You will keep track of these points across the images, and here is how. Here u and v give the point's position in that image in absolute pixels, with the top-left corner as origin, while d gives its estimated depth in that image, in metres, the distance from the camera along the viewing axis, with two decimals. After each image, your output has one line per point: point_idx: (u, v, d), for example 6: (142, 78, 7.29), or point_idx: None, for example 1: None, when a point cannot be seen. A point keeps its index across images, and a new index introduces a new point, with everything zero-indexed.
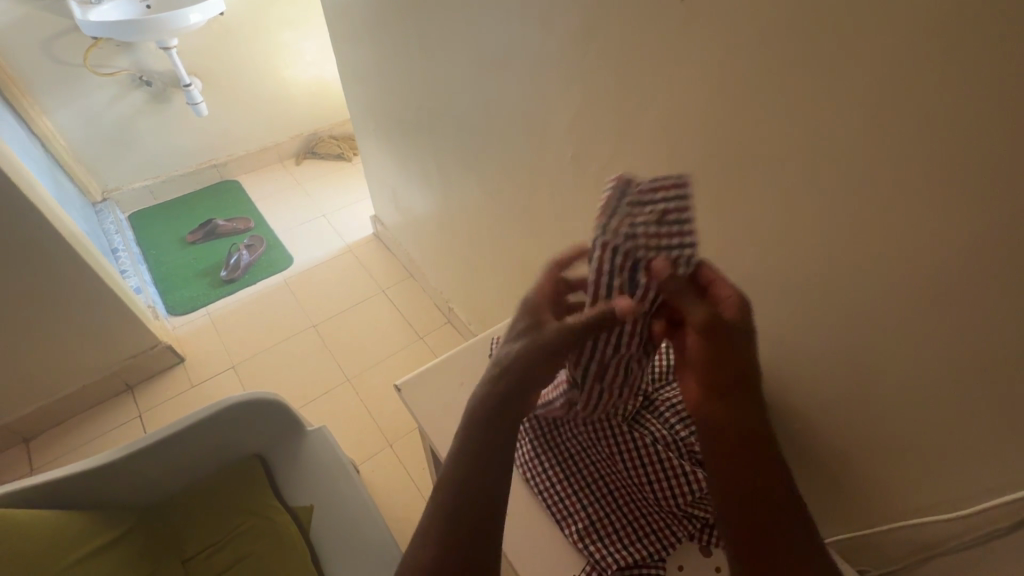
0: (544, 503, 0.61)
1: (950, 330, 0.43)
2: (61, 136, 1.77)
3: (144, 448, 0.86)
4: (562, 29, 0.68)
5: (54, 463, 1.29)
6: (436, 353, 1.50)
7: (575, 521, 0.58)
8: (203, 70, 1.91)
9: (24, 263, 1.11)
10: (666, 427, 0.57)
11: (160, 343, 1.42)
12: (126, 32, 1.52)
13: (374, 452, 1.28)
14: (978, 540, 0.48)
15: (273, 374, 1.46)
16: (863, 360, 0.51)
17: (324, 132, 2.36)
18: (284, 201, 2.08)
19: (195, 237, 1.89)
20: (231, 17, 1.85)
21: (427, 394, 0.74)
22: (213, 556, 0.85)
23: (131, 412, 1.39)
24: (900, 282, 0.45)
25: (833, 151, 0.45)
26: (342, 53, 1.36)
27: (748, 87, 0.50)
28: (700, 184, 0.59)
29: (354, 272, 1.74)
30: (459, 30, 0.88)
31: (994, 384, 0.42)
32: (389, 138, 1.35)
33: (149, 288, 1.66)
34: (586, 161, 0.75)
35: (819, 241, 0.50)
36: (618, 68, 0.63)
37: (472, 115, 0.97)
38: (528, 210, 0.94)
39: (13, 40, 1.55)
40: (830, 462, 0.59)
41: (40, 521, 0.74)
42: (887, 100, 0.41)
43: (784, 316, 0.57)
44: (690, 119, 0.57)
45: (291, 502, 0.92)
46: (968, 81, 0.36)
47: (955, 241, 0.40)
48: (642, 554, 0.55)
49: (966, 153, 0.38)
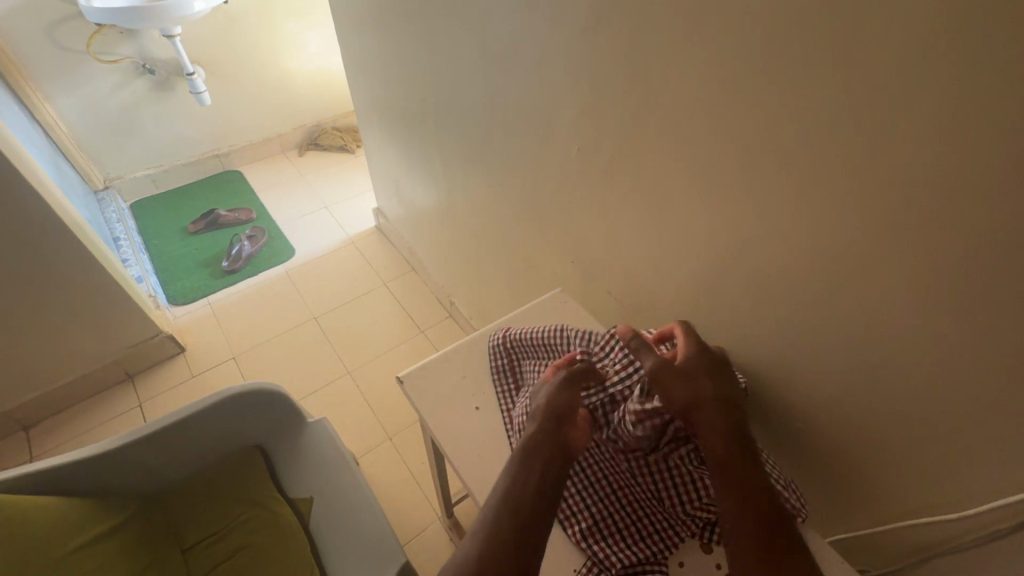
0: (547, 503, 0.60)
1: (955, 331, 0.43)
2: (64, 124, 1.76)
3: (143, 437, 0.85)
4: (568, 21, 0.67)
5: (54, 451, 1.29)
6: (437, 347, 1.49)
7: (579, 520, 0.57)
8: (207, 59, 1.90)
9: (24, 250, 1.10)
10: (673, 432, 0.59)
11: (161, 333, 1.42)
12: (131, 20, 1.51)
13: (374, 444, 1.28)
14: (976, 542, 0.48)
15: (273, 365, 1.45)
16: (869, 358, 0.50)
17: (327, 123, 2.36)
18: (286, 193, 2.07)
19: (197, 227, 1.88)
20: (236, 6, 1.84)
21: (428, 387, 0.73)
22: (212, 546, 0.84)
23: (131, 401, 1.39)
24: (905, 282, 0.44)
25: (841, 145, 0.44)
26: (346, 44, 1.35)
27: (754, 82, 0.49)
28: (705, 180, 0.58)
29: (355, 265, 1.74)
30: (464, 20, 0.87)
31: (1001, 385, 0.41)
32: (393, 130, 1.34)
33: (150, 277, 1.66)
34: (591, 154, 0.74)
35: (827, 236, 0.49)
36: (625, 58, 0.62)
37: (476, 107, 0.96)
38: (531, 204, 0.94)
39: (16, 26, 1.54)
40: (833, 461, 0.58)
41: (39, 507, 0.74)
42: (894, 97, 0.40)
43: (788, 315, 0.56)
44: (696, 113, 0.56)
45: (290, 494, 0.92)
46: (984, 74, 0.35)
47: (964, 238, 0.40)
48: (646, 552, 0.55)
49: (975, 150, 0.37)
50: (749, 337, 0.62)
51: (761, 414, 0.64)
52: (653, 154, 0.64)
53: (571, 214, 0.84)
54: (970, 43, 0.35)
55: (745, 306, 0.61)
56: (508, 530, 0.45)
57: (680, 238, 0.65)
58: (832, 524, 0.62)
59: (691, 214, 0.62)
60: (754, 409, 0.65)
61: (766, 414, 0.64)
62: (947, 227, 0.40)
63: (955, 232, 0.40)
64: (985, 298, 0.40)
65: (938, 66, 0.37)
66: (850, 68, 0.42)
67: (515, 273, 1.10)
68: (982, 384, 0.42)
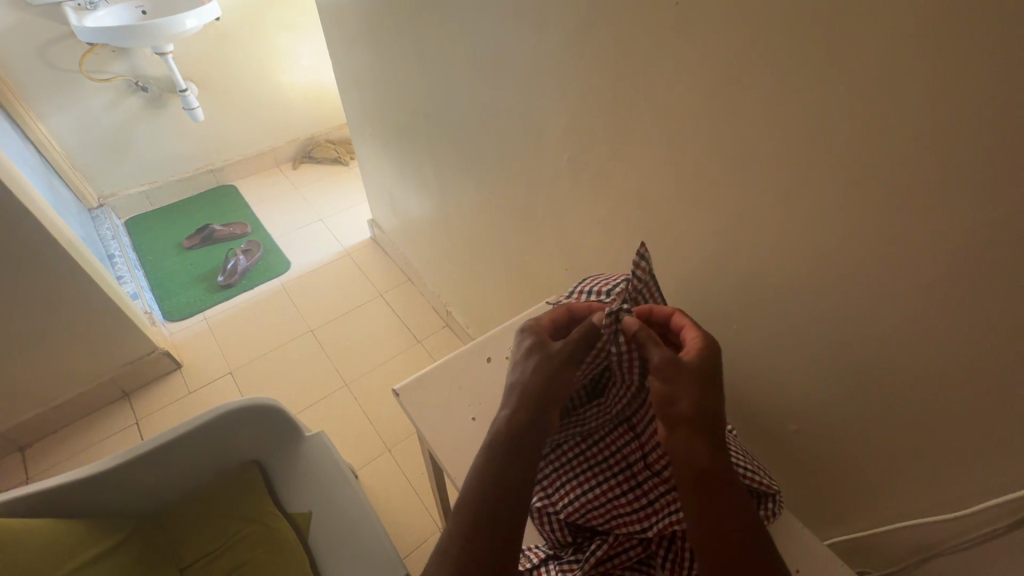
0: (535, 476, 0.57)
1: (945, 335, 0.44)
2: (57, 143, 1.76)
3: (140, 454, 0.85)
4: (555, 33, 0.68)
5: (51, 471, 1.28)
6: (434, 357, 1.49)
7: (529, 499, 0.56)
8: (199, 75, 1.90)
9: (17, 270, 1.10)
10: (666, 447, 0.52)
11: (158, 349, 1.42)
12: (123, 38, 1.52)
13: (373, 456, 1.27)
14: (973, 541, 0.49)
15: (270, 380, 1.45)
16: (864, 361, 0.50)
17: (321, 136, 2.37)
18: (281, 207, 2.07)
19: (192, 241, 1.89)
20: (228, 23, 1.85)
21: (424, 399, 0.73)
22: (210, 564, 0.84)
23: (127, 419, 1.38)
24: (892, 288, 0.45)
25: (825, 151, 0.45)
26: (339, 60, 1.36)
27: (738, 94, 0.50)
28: (692, 190, 0.59)
29: (351, 276, 1.74)
30: (452, 33, 0.88)
31: (993, 383, 0.42)
32: (386, 142, 1.35)
33: (145, 294, 1.65)
34: (583, 162, 0.74)
35: (818, 239, 0.49)
36: (613, 68, 0.62)
37: (466, 117, 0.97)
38: (523, 213, 0.94)
39: (10, 47, 1.55)
40: (833, 463, 0.59)
41: (38, 528, 0.73)
42: (875, 108, 0.41)
43: (779, 322, 0.57)
44: (682, 125, 0.57)
45: (288, 509, 0.91)
46: (961, 82, 0.36)
47: (950, 243, 0.41)
48: (610, 565, 0.51)
49: (956, 157, 0.38)
50: (741, 344, 0.62)
51: (760, 418, 0.65)
52: (642, 165, 0.64)
53: (564, 222, 0.84)
54: (958, 48, 0.35)
55: (738, 310, 0.61)
56: (483, 509, 0.44)
57: (670, 244, 0.66)
58: (831, 525, 0.63)
59: (683, 220, 0.62)
60: (752, 411, 0.65)
61: (765, 417, 0.64)
62: (935, 229, 0.41)
63: (951, 231, 0.40)
64: (976, 296, 0.41)
65: (925, 70, 0.38)
66: (841, 74, 0.42)
67: (510, 281, 1.10)
68: (974, 385, 0.43)
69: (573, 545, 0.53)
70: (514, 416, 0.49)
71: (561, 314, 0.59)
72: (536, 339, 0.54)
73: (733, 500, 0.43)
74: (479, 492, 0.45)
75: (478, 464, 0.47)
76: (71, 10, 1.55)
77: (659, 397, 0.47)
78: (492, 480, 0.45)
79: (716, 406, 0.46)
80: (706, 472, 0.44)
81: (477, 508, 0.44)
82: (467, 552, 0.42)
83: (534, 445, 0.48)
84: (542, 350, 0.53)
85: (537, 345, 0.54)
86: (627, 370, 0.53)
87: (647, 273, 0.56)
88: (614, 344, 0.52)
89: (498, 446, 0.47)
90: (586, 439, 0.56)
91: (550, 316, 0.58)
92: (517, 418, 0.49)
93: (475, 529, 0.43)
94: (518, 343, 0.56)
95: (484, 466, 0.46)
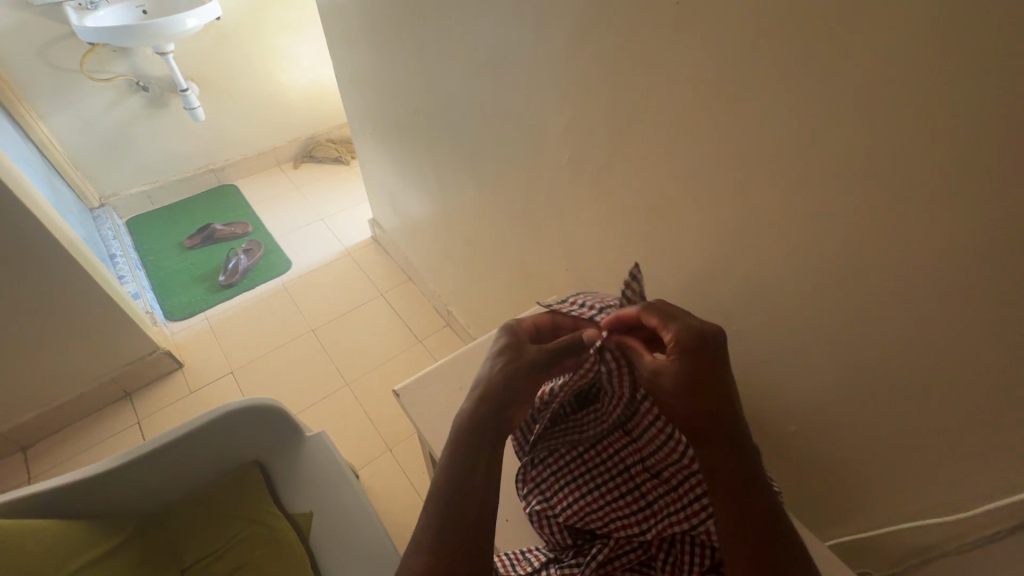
0: (534, 482, 0.57)
1: (947, 337, 0.43)
2: (58, 143, 1.77)
3: (141, 455, 0.85)
4: (555, 31, 0.68)
5: (53, 470, 1.28)
6: (435, 357, 1.49)
7: (528, 503, 0.56)
8: (200, 74, 1.90)
9: (18, 269, 1.10)
10: (664, 449, 0.52)
11: (159, 349, 1.42)
12: (123, 38, 1.52)
13: (374, 456, 1.27)
14: (974, 544, 0.48)
15: (271, 380, 1.45)
16: (868, 365, 0.50)
17: (322, 135, 2.37)
18: (282, 207, 2.07)
19: (194, 241, 1.89)
20: (227, 22, 1.85)
21: (424, 400, 0.73)
22: (212, 564, 0.84)
23: (128, 419, 1.38)
24: (894, 290, 0.45)
25: (825, 152, 0.45)
26: (339, 58, 1.35)
27: (740, 92, 0.50)
28: (692, 190, 0.59)
29: (353, 276, 1.74)
30: (452, 30, 0.88)
31: (994, 386, 0.42)
32: (386, 141, 1.35)
33: (147, 294, 1.66)
34: (583, 161, 0.74)
35: (819, 241, 0.49)
36: (614, 66, 0.62)
37: (467, 116, 0.97)
38: (524, 212, 0.94)
39: (11, 47, 1.55)
40: (834, 464, 0.59)
41: (40, 529, 0.73)
42: (877, 108, 0.41)
43: (781, 323, 0.56)
44: (683, 124, 0.56)
45: (289, 510, 0.91)
46: (963, 82, 0.36)
47: (951, 245, 0.40)
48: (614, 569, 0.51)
49: (958, 159, 0.38)
50: (743, 346, 0.62)
51: (761, 419, 0.64)
52: (643, 164, 0.64)
53: (565, 222, 0.84)
54: (960, 46, 0.35)
55: (738, 310, 0.60)
56: (450, 502, 0.44)
57: (671, 244, 0.65)
58: (832, 527, 0.63)
59: (682, 219, 0.62)
60: (752, 412, 0.65)
61: (765, 417, 0.64)
62: (937, 231, 0.41)
63: (952, 233, 0.40)
64: (977, 299, 0.40)
65: (927, 69, 0.37)
66: (842, 73, 0.42)
67: (510, 281, 1.10)
68: (975, 387, 0.43)
69: (573, 548, 0.54)
70: (473, 411, 0.50)
71: (545, 320, 0.60)
72: (511, 340, 0.55)
73: (752, 497, 0.43)
74: (446, 484, 0.45)
75: (445, 452, 0.48)
76: (72, 10, 1.55)
77: (660, 405, 0.46)
78: (458, 472, 0.46)
79: (714, 410, 0.44)
80: (717, 472, 0.43)
81: (448, 503, 0.44)
82: (442, 544, 0.42)
83: (500, 436, 0.49)
84: (520, 355, 0.54)
85: (514, 350, 0.54)
86: (615, 375, 0.52)
87: (638, 294, 0.56)
88: (603, 360, 0.51)
89: (463, 439, 0.48)
90: (582, 445, 0.56)
91: (530, 322, 0.59)
92: (477, 415, 0.49)
93: (444, 521, 0.43)
94: (494, 341, 0.57)
95: (452, 460, 0.47)
